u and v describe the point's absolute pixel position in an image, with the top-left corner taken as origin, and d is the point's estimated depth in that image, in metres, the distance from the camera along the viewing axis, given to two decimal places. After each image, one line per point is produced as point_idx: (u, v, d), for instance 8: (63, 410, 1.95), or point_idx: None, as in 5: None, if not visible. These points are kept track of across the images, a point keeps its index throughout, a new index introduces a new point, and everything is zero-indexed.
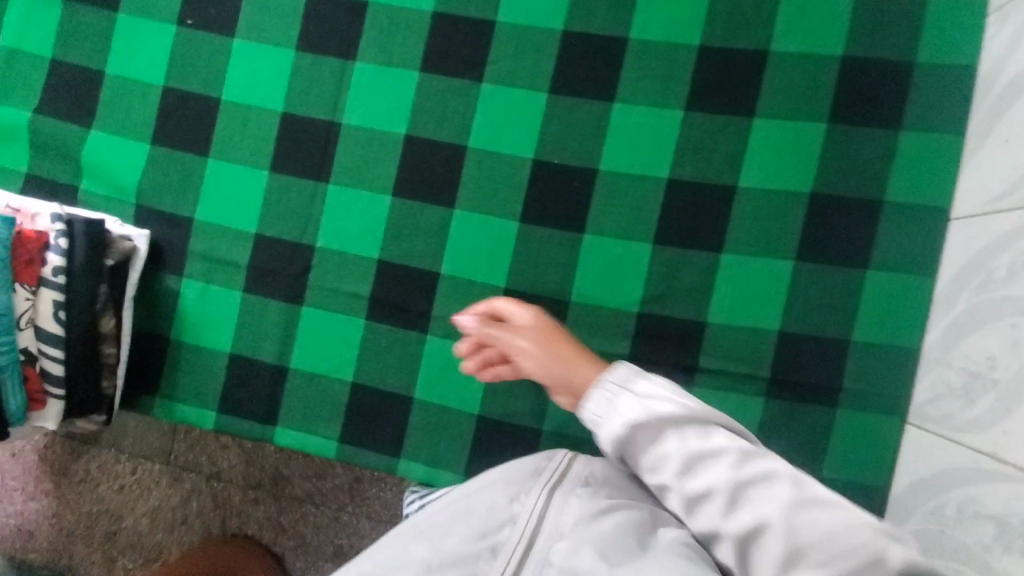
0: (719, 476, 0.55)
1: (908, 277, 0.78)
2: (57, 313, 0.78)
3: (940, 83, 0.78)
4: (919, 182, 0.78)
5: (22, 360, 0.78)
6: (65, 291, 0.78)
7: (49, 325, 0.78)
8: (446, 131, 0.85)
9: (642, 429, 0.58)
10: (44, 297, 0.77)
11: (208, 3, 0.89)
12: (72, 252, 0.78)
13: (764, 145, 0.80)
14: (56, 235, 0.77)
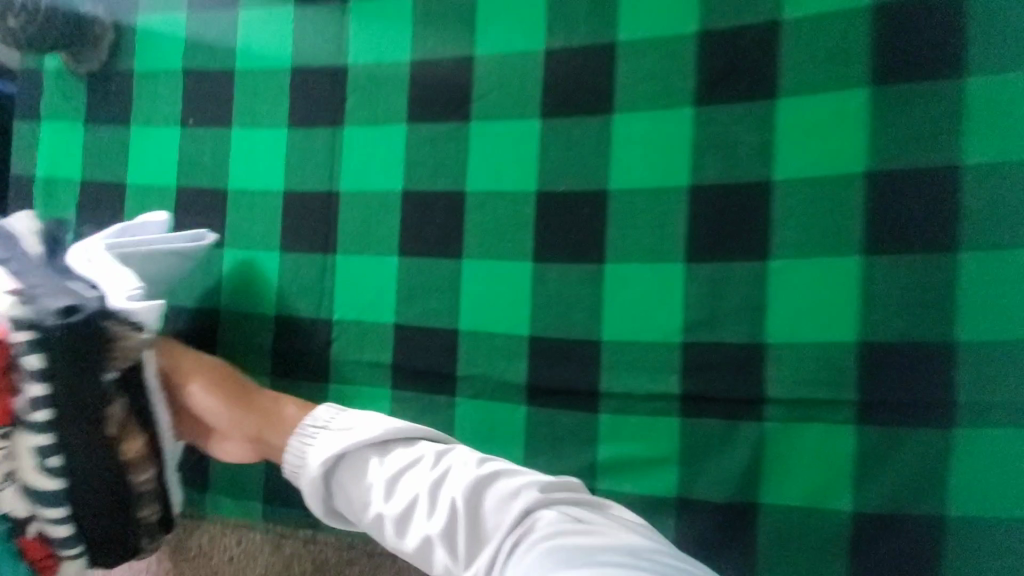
0: (421, 480, 0.63)
1: (1018, 252, 0.62)
2: (44, 461, 0.63)
3: (1007, 12, 0.63)
4: (1004, 134, 0.63)
5: (12, 528, 0.67)
6: (50, 433, 0.63)
7: (32, 479, 0.64)
8: (442, 179, 0.80)
9: (337, 458, 0.67)
10: (20, 442, 0.64)
11: (205, 99, 0.91)
12: (45, 371, 0.61)
13: (798, 125, 0.68)
14: (26, 350, 0.61)
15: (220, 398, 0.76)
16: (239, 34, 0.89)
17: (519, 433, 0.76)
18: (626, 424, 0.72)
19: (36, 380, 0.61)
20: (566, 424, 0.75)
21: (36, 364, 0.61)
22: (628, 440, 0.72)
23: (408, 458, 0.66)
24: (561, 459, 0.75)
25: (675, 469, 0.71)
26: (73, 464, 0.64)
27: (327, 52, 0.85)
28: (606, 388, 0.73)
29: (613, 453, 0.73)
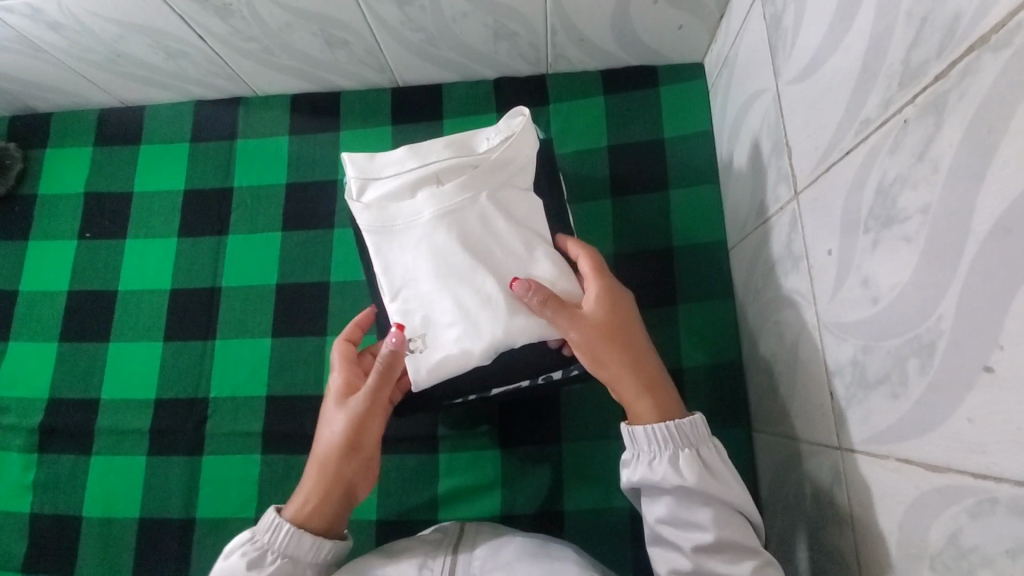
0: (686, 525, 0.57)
1: (713, 303, 0.90)
2: (500, 386, 0.72)
3: (687, 149, 0.96)
4: (694, 227, 0.93)
5: (448, 396, 0.73)
6: (531, 380, 0.72)
7: (500, 387, 0.73)
8: (311, 273, 1.00)
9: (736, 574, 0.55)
10: (514, 382, 0.72)
11: (103, 217, 1.07)
12: (570, 369, 0.73)
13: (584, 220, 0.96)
14: (571, 364, 0.72)
15: (367, 441, 0.69)
16: (139, 164, 1.09)
17: (374, 479, 0.91)
18: (460, 459, 0.90)
19: (561, 370, 0.72)
20: (412, 466, 0.91)
21: (557, 373, 0.72)
22: (462, 472, 0.90)
23: (700, 506, 0.57)
24: (409, 497, 0.90)
25: (499, 492, 0.88)
26: (502, 385, 0.73)
27: (215, 178, 1.06)
28: (443, 431, 0.91)
29: (450, 486, 0.89)
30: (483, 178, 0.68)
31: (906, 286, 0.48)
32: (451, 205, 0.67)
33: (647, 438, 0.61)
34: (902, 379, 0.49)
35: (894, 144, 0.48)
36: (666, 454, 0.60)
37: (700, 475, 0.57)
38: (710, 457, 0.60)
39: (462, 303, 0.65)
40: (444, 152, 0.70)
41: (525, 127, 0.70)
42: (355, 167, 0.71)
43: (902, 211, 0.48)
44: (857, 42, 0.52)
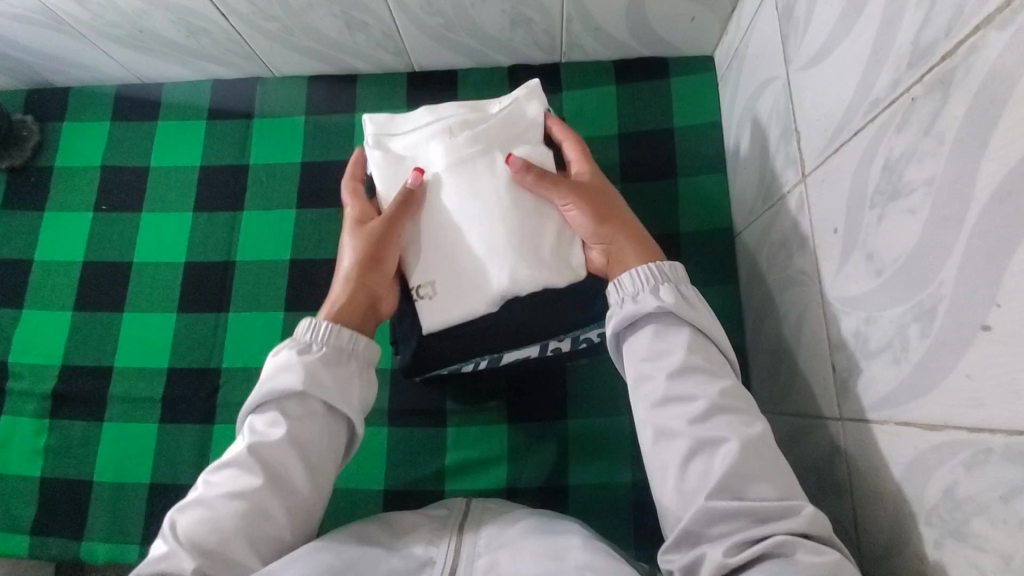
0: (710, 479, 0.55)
1: (718, 288, 0.93)
2: (513, 356, 0.74)
3: (695, 139, 0.99)
4: (701, 214, 0.96)
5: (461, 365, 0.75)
6: (542, 352, 0.74)
7: (511, 358, 0.75)
8: (325, 250, 1.02)
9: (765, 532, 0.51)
10: (526, 353, 0.74)
11: (119, 190, 1.09)
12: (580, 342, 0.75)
13: None
14: (581, 337, 0.74)
15: (388, 250, 0.71)
16: (156, 140, 1.10)
17: (383, 450, 0.93)
18: (468, 433, 0.92)
19: (572, 342, 0.75)
20: (421, 438, 0.93)
21: (568, 345, 0.74)
22: (469, 446, 0.92)
23: (680, 331, 0.60)
24: (417, 469, 0.91)
25: (505, 465, 0.90)
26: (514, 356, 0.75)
27: (231, 155, 1.08)
28: (451, 406, 0.93)
29: (458, 459, 0.91)
30: (494, 137, 0.71)
31: (911, 257, 0.50)
32: (464, 160, 0.70)
33: (630, 279, 0.63)
34: (905, 345, 0.52)
35: (901, 122, 0.51)
36: (648, 286, 0.62)
37: (678, 297, 0.61)
38: (688, 294, 0.63)
39: (474, 253, 0.68)
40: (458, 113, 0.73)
41: (538, 95, 0.74)
42: (375, 127, 0.75)
43: (907, 185, 0.50)
44: (867, 28, 0.55)
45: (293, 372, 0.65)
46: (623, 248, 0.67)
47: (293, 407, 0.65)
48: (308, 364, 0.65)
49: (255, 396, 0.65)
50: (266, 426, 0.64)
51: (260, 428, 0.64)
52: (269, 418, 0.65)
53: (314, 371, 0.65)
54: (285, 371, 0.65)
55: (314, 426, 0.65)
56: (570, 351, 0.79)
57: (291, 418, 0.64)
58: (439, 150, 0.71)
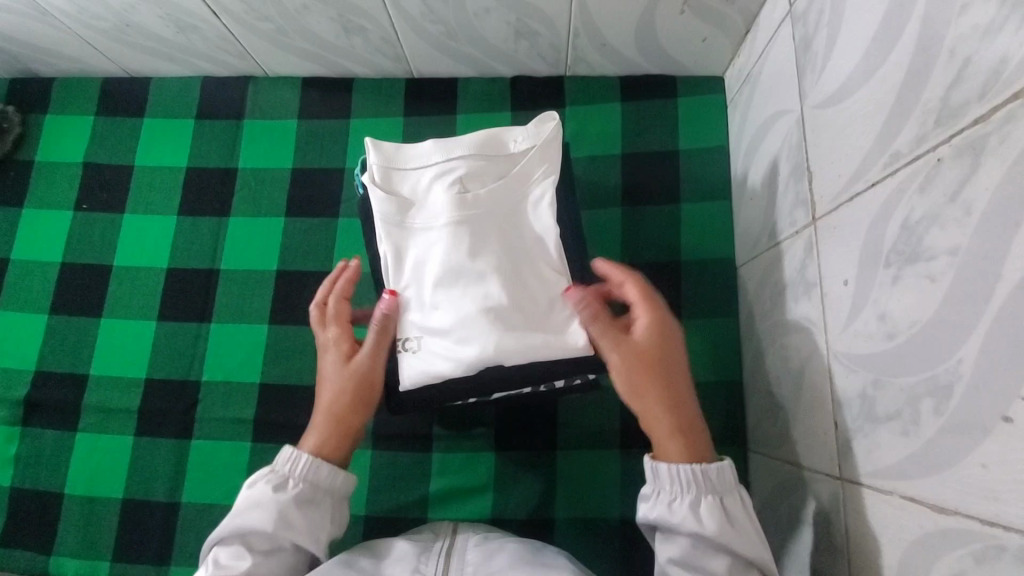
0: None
1: (717, 320, 0.90)
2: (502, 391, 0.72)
3: (701, 163, 0.96)
4: (704, 242, 0.93)
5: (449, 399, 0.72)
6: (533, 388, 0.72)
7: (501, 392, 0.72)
8: (312, 261, 0.98)
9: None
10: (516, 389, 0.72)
11: (102, 189, 1.04)
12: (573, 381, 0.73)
13: (593, 227, 0.96)
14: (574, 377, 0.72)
15: (364, 393, 0.72)
16: (142, 138, 1.06)
17: (365, 474, 0.90)
18: (454, 459, 0.89)
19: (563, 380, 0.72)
20: (404, 464, 0.90)
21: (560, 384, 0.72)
22: (455, 473, 0.89)
23: (717, 555, 0.58)
24: (399, 494, 0.89)
25: (490, 495, 0.88)
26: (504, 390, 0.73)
27: (220, 157, 1.04)
28: (438, 430, 0.91)
29: (441, 487, 0.89)
30: (505, 185, 0.68)
31: (926, 326, 0.47)
32: (467, 206, 0.66)
33: (671, 477, 0.61)
34: (915, 417, 0.49)
35: (925, 181, 0.48)
36: (687, 496, 0.60)
37: (723, 524, 0.58)
38: (734, 508, 0.60)
39: (458, 310, 0.64)
40: (470, 152, 0.69)
41: (556, 139, 0.70)
42: (380, 154, 0.71)
43: (928, 250, 0.47)
44: (892, 74, 0.52)
45: (265, 510, 0.65)
46: (657, 439, 0.65)
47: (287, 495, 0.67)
48: (281, 502, 0.66)
49: (222, 528, 0.65)
50: (263, 500, 0.66)
51: (249, 510, 0.66)
52: (259, 501, 0.66)
53: (285, 512, 0.65)
54: (257, 507, 0.65)
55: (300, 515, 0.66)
56: (562, 386, 0.76)
57: (278, 508, 0.65)
58: (444, 194, 0.67)
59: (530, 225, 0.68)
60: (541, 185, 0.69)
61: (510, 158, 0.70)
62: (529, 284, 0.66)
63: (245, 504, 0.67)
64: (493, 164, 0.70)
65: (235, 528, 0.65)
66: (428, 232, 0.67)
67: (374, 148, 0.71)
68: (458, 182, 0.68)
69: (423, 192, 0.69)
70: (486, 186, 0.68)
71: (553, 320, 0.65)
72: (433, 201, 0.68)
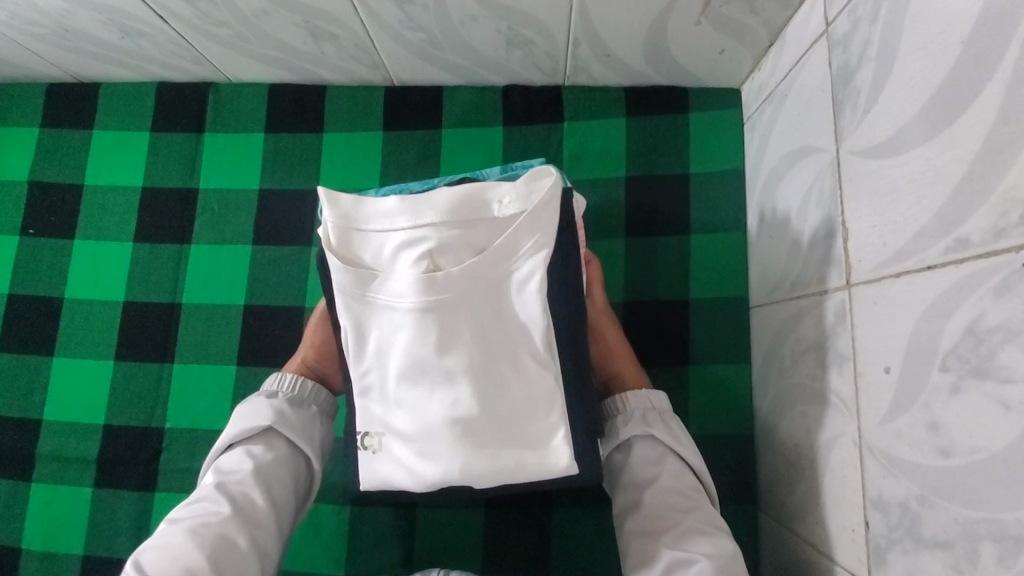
0: None
1: (727, 366, 0.83)
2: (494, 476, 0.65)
3: (714, 188, 0.86)
4: (715, 278, 0.84)
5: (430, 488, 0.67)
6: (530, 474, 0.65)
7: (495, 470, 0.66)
8: (284, 295, 0.89)
9: None
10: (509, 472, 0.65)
11: (50, 212, 0.94)
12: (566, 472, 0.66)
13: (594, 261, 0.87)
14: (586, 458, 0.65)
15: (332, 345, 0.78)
16: (92, 153, 0.95)
17: (344, 531, 0.83)
18: (439, 516, 0.83)
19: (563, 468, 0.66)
20: (387, 520, 0.83)
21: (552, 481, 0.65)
22: (441, 531, 0.82)
23: (665, 458, 0.64)
24: (381, 553, 0.82)
25: (480, 553, 0.82)
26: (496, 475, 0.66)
27: (179, 175, 0.94)
28: None
29: (428, 544, 0.82)
30: (485, 263, 0.55)
31: (996, 460, 0.39)
32: (436, 290, 0.54)
33: (632, 400, 0.68)
34: (971, 556, 0.42)
35: (1002, 285, 0.39)
36: (635, 416, 0.67)
37: (668, 428, 0.65)
38: (673, 423, 0.66)
39: (424, 417, 0.55)
40: (443, 216, 0.56)
41: (547, 203, 0.56)
42: (335, 210, 0.58)
43: (1001, 369, 0.39)
44: (964, 139, 0.42)
45: (262, 410, 0.67)
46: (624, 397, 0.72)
47: (284, 405, 0.68)
48: (276, 405, 0.68)
49: (223, 436, 0.66)
50: (262, 406, 0.67)
51: (247, 415, 0.67)
52: (253, 409, 0.67)
53: (280, 410, 0.68)
54: (254, 412, 0.67)
55: (295, 422, 0.68)
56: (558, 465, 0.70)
57: (275, 411, 0.67)
58: (409, 272, 0.56)
59: (514, 308, 0.57)
60: (527, 261, 0.56)
61: (489, 225, 0.57)
62: (508, 387, 0.56)
63: (240, 413, 0.67)
64: (471, 230, 0.57)
65: (234, 432, 0.65)
66: (391, 314, 0.57)
67: (328, 199, 0.59)
68: (427, 255, 0.56)
69: (386, 261, 0.58)
70: (462, 260, 0.56)
71: (533, 428, 0.56)
72: (397, 274, 0.57)
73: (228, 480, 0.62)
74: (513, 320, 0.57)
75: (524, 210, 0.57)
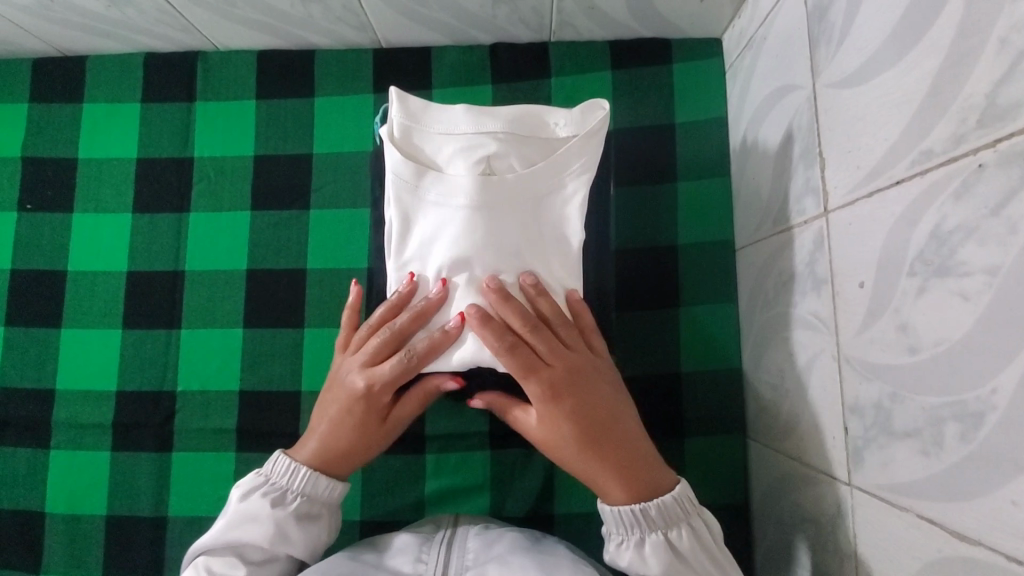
0: None
1: (715, 305, 0.87)
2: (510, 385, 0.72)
3: (698, 136, 0.89)
4: (701, 222, 0.88)
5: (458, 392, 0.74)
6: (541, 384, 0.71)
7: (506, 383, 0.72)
8: (286, 258, 0.92)
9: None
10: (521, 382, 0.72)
11: (46, 185, 0.95)
12: None
13: None
14: None
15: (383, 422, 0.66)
16: (84, 126, 0.96)
17: (357, 479, 0.87)
18: (449, 459, 0.87)
19: None
20: (397, 466, 0.87)
21: None
22: (451, 473, 0.87)
23: None
24: (395, 497, 0.87)
25: (489, 492, 0.86)
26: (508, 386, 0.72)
27: (173, 145, 0.95)
28: (430, 431, 0.87)
29: (438, 487, 0.87)
30: (536, 172, 0.61)
31: (957, 347, 0.44)
32: (489, 191, 0.60)
33: (612, 517, 0.60)
34: (937, 438, 0.46)
35: (961, 189, 0.43)
36: (632, 539, 0.59)
37: (667, 558, 0.57)
38: (680, 538, 0.58)
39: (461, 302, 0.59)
40: (504, 125, 0.62)
41: (602, 131, 0.63)
42: (405, 110, 0.63)
43: (960, 265, 0.43)
44: (927, 60, 0.46)
45: (265, 521, 0.63)
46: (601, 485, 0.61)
47: (290, 514, 0.64)
48: (279, 517, 0.64)
49: (216, 537, 0.62)
50: (265, 509, 0.64)
51: (246, 517, 0.63)
52: (256, 510, 0.64)
53: (282, 527, 0.63)
54: (256, 518, 0.63)
55: (297, 533, 0.65)
56: None
57: (279, 520, 0.64)
58: (466, 171, 0.61)
59: (554, 221, 0.62)
60: (573, 177, 0.62)
61: (543, 138, 0.63)
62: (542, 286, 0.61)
63: (241, 511, 0.64)
64: (527, 140, 0.62)
65: (225, 539, 0.62)
66: (440, 209, 0.61)
67: (399, 100, 0.64)
68: (485, 157, 0.61)
69: (444, 161, 0.62)
70: (516, 168, 0.62)
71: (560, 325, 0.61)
72: (452, 172, 0.61)
73: None
74: (552, 223, 0.62)
75: (576, 134, 0.63)
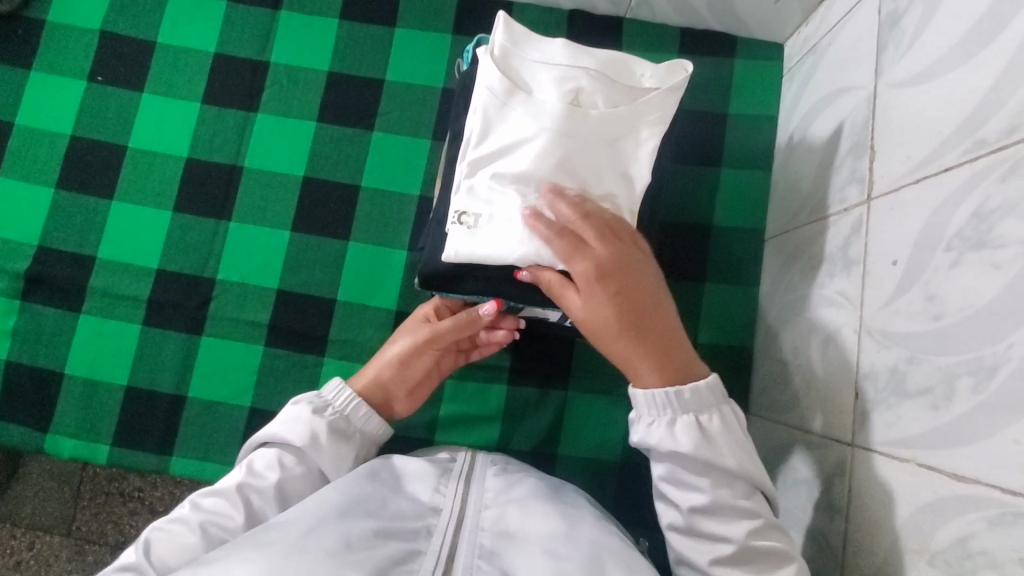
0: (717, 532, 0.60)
1: (737, 286, 0.93)
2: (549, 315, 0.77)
3: (747, 130, 0.95)
4: (738, 209, 0.94)
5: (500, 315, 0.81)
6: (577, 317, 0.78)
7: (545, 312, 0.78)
8: (343, 172, 0.95)
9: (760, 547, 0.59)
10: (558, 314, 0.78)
11: (119, 61, 0.97)
12: None
13: None
14: None
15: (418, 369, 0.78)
16: (168, 13, 0.98)
17: None
18: (466, 388, 0.91)
19: None
20: None
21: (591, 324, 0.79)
22: (466, 401, 0.91)
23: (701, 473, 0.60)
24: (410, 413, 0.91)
25: (499, 425, 0.90)
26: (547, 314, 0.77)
27: (251, 47, 0.98)
28: None
29: (451, 412, 0.91)
30: (617, 111, 0.66)
31: (981, 311, 0.50)
32: (573, 117, 0.65)
33: (642, 395, 0.63)
34: (948, 393, 0.52)
35: (1008, 172, 0.49)
36: (664, 418, 0.62)
37: (696, 436, 0.60)
38: (710, 422, 0.61)
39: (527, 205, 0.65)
40: (595, 64, 0.67)
41: (682, 88, 0.68)
42: (509, 32, 0.68)
43: (997, 238, 0.49)
44: (992, 63, 0.52)
45: (303, 424, 0.68)
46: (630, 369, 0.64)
47: (327, 423, 0.69)
48: (317, 422, 0.69)
49: (265, 433, 0.68)
50: (308, 414, 0.69)
51: (293, 417, 0.69)
52: (305, 411, 0.69)
53: (317, 430, 0.68)
54: (297, 421, 0.69)
55: (329, 448, 0.68)
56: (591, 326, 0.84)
57: (319, 425, 0.69)
58: (554, 96, 0.66)
59: (624, 160, 0.67)
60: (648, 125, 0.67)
61: (627, 83, 0.68)
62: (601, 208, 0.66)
63: (292, 411, 0.70)
64: (614, 81, 0.67)
65: (273, 433, 0.68)
66: (527, 126, 0.65)
67: (504, 23, 0.69)
68: (573, 87, 0.66)
69: (534, 85, 0.67)
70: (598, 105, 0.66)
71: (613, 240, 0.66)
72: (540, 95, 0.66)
73: (252, 484, 0.65)
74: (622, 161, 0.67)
75: (658, 88, 0.68)
